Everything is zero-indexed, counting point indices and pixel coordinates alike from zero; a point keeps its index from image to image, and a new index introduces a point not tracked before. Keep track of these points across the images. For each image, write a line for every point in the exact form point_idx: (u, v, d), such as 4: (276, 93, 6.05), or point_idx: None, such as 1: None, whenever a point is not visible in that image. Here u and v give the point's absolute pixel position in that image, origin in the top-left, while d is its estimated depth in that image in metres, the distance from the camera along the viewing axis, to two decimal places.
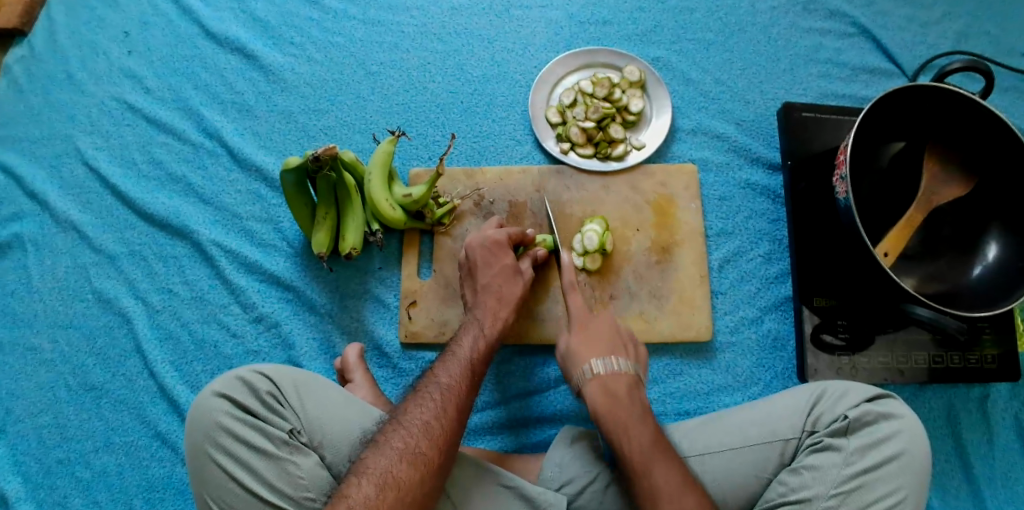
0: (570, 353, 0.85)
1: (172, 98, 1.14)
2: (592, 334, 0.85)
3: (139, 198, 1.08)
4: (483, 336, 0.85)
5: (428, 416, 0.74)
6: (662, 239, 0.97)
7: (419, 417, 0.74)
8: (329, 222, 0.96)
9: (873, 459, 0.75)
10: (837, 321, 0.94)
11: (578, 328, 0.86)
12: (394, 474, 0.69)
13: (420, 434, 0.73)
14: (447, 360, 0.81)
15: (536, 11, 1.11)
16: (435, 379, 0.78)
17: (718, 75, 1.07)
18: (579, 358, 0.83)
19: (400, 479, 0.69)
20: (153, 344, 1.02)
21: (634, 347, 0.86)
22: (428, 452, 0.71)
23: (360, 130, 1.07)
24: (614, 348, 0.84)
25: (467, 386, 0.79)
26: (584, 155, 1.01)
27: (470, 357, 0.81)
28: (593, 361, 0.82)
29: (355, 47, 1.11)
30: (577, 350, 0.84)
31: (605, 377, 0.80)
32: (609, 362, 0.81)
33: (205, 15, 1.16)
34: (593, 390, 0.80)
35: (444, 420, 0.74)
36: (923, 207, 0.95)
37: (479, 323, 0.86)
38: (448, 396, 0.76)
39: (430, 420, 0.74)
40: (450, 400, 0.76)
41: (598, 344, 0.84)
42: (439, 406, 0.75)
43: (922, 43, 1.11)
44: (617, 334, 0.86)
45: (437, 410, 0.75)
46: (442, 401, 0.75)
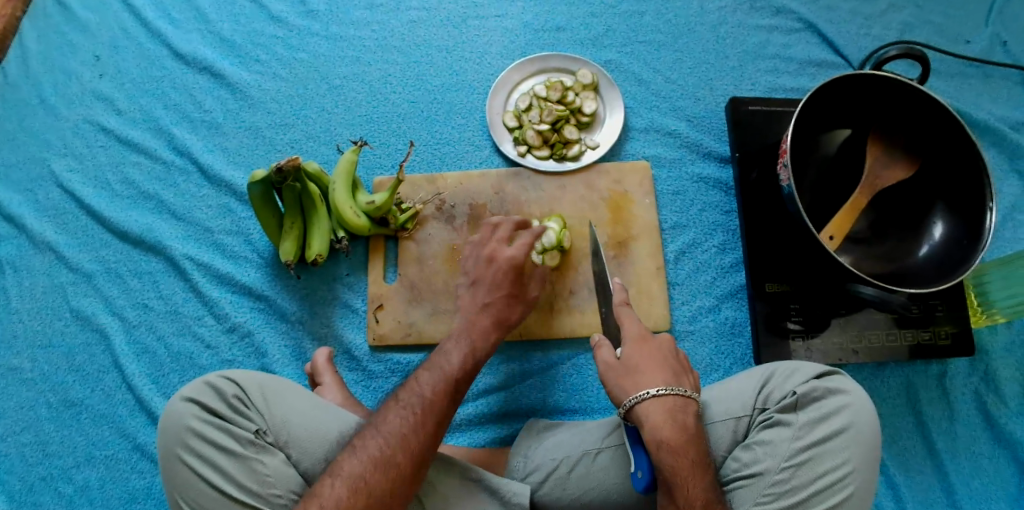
0: (628, 370, 0.80)
1: (143, 118, 1.18)
2: (651, 356, 0.81)
3: (113, 216, 1.12)
4: (472, 353, 0.84)
5: (405, 427, 0.75)
6: (619, 235, 1.00)
7: (397, 425, 0.75)
8: (296, 231, 0.99)
9: (821, 432, 0.78)
10: (790, 305, 0.96)
11: (636, 342, 0.82)
12: (366, 480, 0.71)
13: (397, 445, 0.74)
14: (431, 371, 0.82)
15: (492, 21, 1.14)
16: (418, 390, 0.79)
17: (669, 75, 1.11)
18: (640, 378, 0.79)
19: (370, 485, 0.71)
20: (131, 358, 1.06)
21: (690, 373, 0.83)
22: (400, 462, 0.73)
23: (325, 142, 1.11)
24: (676, 376, 0.80)
25: (449, 400, 0.79)
26: (540, 156, 1.04)
27: (456, 369, 0.82)
28: (657, 386, 0.78)
29: (318, 62, 1.15)
30: (637, 368, 0.80)
31: (672, 406, 0.77)
32: (674, 390, 0.77)
33: (173, 37, 1.20)
34: (659, 418, 0.76)
35: (422, 433, 0.75)
36: (866, 190, 0.98)
37: (470, 337, 0.86)
38: (428, 410, 0.77)
39: (407, 432, 0.75)
40: (430, 415, 0.77)
41: (655, 367, 0.80)
42: (418, 419, 0.76)
43: (868, 35, 1.15)
44: (674, 354, 0.83)
45: (416, 423, 0.76)
46: (423, 412, 0.77)
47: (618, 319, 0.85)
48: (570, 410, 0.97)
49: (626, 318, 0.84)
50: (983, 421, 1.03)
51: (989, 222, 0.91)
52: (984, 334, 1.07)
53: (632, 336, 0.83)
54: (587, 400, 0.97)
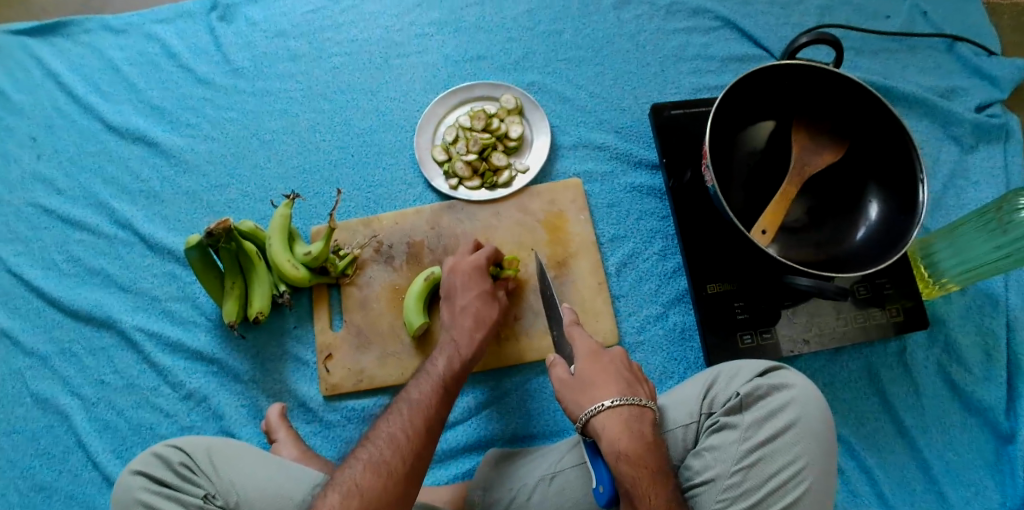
0: (582, 384, 0.74)
1: (83, 195, 1.18)
2: (605, 368, 0.75)
3: (61, 296, 1.12)
4: (458, 356, 0.85)
5: (400, 427, 0.74)
6: (558, 254, 1.01)
7: (386, 429, 0.74)
8: (237, 290, 1.00)
9: (768, 431, 0.76)
10: (734, 304, 0.95)
11: (587, 357, 0.76)
12: (358, 482, 0.68)
13: (386, 445, 0.72)
14: (419, 380, 0.82)
15: (413, 58, 1.16)
16: (405, 396, 0.79)
17: (592, 89, 1.12)
18: (594, 393, 0.73)
19: (364, 487, 0.68)
20: (94, 435, 1.05)
21: (648, 382, 0.77)
22: (391, 460, 0.71)
23: (261, 199, 1.11)
24: (631, 384, 0.74)
25: (438, 400, 0.79)
26: (472, 187, 1.05)
27: (444, 373, 0.82)
28: (611, 397, 0.72)
29: (248, 118, 1.16)
30: (590, 382, 0.74)
31: (629, 417, 0.71)
32: (629, 400, 0.72)
33: (105, 110, 1.21)
34: (615, 431, 0.70)
35: (411, 430, 0.74)
36: (795, 179, 0.95)
37: (454, 344, 0.87)
38: (416, 409, 0.77)
39: (396, 431, 0.74)
40: (418, 413, 0.76)
41: (609, 378, 0.74)
42: (408, 418, 0.75)
43: (786, 24, 1.16)
44: (629, 365, 0.77)
45: (406, 422, 0.75)
46: (412, 412, 0.76)
47: (569, 337, 0.79)
48: (528, 437, 0.96)
49: (578, 335, 0.78)
50: (950, 392, 1.01)
51: (922, 196, 0.89)
52: (939, 305, 1.04)
53: (583, 351, 0.77)
54: (545, 424, 0.97)
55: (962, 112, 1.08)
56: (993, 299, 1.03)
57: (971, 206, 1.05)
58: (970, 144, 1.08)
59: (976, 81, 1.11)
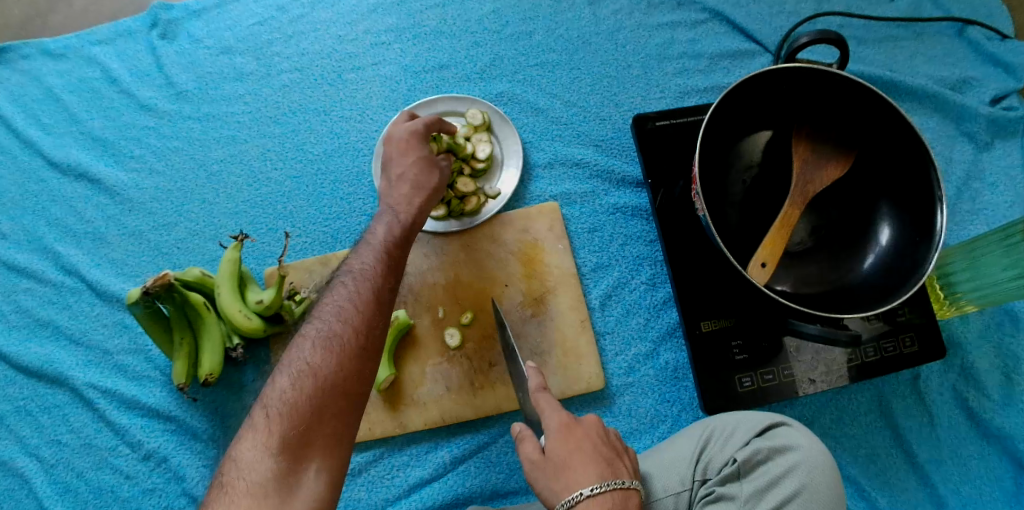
0: (555, 465, 0.64)
1: (27, 238, 1.10)
2: (580, 445, 0.65)
3: (9, 350, 1.04)
4: (362, 279, 0.72)
5: (296, 383, 0.65)
6: (534, 290, 0.91)
7: (281, 390, 0.65)
8: (186, 347, 0.91)
9: (769, 504, 0.68)
10: (730, 342, 0.85)
11: (560, 430, 0.66)
12: (260, 455, 0.61)
13: (282, 410, 0.64)
14: (318, 316, 0.70)
15: (369, 70, 1.05)
16: (303, 339, 0.68)
17: (567, 97, 1.01)
18: (572, 476, 0.62)
19: (262, 462, 0.61)
20: (54, 500, 0.99)
21: (628, 456, 0.67)
22: (290, 423, 0.63)
23: (210, 237, 1.02)
24: (610, 461, 0.64)
25: (331, 388, 0.65)
26: (436, 217, 0.92)
27: (337, 348, 0.67)
28: (591, 483, 0.61)
29: (195, 148, 1.06)
30: (565, 463, 0.64)
31: (612, 506, 0.60)
32: (610, 486, 0.61)
33: (45, 145, 1.12)
34: None
35: (307, 385, 0.65)
36: (800, 200, 0.83)
37: (360, 270, 0.73)
38: (314, 360, 0.66)
39: (293, 390, 0.64)
40: (317, 363, 0.66)
41: (586, 458, 0.64)
42: (303, 370, 0.66)
43: (782, 12, 1.03)
44: (606, 438, 0.67)
45: (302, 379, 0.65)
46: (309, 366, 0.66)
47: (537, 406, 0.69)
48: (510, 493, 0.88)
49: (547, 404, 0.68)
50: (968, 420, 0.91)
51: (939, 222, 0.78)
52: (955, 325, 0.93)
53: (554, 423, 0.66)
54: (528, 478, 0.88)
55: (976, 107, 0.96)
56: (1014, 315, 0.93)
57: (990, 212, 0.93)
58: (986, 141, 0.96)
59: (989, 69, 0.99)
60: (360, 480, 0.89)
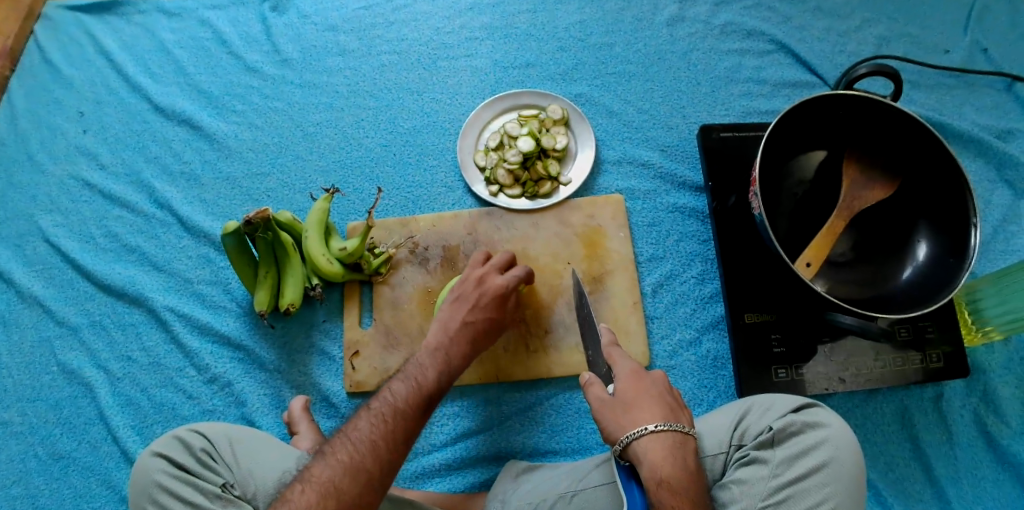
0: (623, 404, 0.74)
1: (125, 172, 1.19)
2: (650, 392, 0.74)
3: (96, 269, 1.13)
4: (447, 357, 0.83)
5: (379, 429, 0.73)
6: (594, 270, 0.99)
7: (367, 434, 0.72)
8: (270, 280, 1.00)
9: (799, 469, 0.74)
10: (771, 335, 0.93)
11: (628, 377, 0.76)
12: (335, 485, 0.68)
13: (366, 450, 0.71)
14: (402, 376, 0.79)
15: (462, 61, 1.16)
16: (388, 395, 0.77)
17: (640, 104, 1.11)
18: (637, 414, 0.72)
19: (341, 491, 0.68)
20: (115, 410, 1.06)
21: (687, 409, 0.76)
22: (370, 467, 0.70)
23: (300, 190, 1.12)
24: (674, 410, 0.74)
25: (363, 485, 0.69)
26: (512, 195, 1.04)
27: (378, 441, 0.72)
28: (656, 421, 0.71)
29: (293, 110, 1.17)
30: (633, 404, 0.73)
31: (673, 444, 0.70)
32: (673, 426, 0.71)
33: (153, 91, 1.23)
34: (656, 455, 0.69)
35: (390, 439, 0.72)
36: (845, 212, 0.93)
37: (448, 346, 0.84)
38: (397, 415, 0.74)
39: (377, 439, 0.72)
40: (399, 421, 0.74)
41: (654, 403, 0.73)
42: (385, 423, 0.73)
43: (843, 52, 1.14)
44: (670, 390, 0.76)
45: (386, 430, 0.73)
46: (395, 420, 0.74)
47: (609, 359, 0.79)
48: (549, 452, 0.95)
49: (619, 358, 0.78)
50: (984, 443, 0.97)
51: (972, 239, 0.86)
52: (981, 353, 1.00)
53: (625, 373, 0.76)
54: (568, 440, 0.95)
55: (1018, 155, 1.05)
56: None
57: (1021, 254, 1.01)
58: None
59: None
60: None
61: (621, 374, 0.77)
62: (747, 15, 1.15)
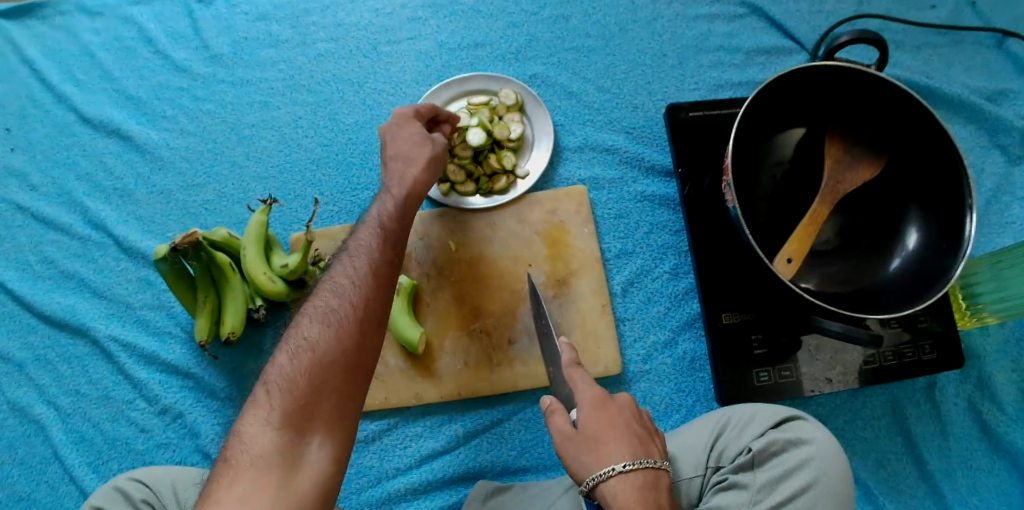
0: (588, 441, 0.67)
1: (57, 192, 1.11)
2: (614, 422, 0.68)
3: (34, 300, 1.06)
4: (389, 216, 0.74)
5: (331, 302, 0.65)
6: (557, 272, 0.92)
7: (317, 312, 0.65)
8: (210, 304, 0.93)
9: (781, 494, 0.68)
10: (750, 337, 0.85)
11: (591, 405, 0.69)
12: (291, 373, 0.61)
13: (320, 325, 0.64)
14: (349, 245, 0.71)
15: (405, 45, 1.06)
16: (336, 269, 0.68)
17: (600, 83, 1.01)
18: (603, 451, 0.66)
19: (297, 375, 0.61)
20: (69, 448, 1.01)
21: (658, 436, 0.70)
22: (325, 342, 0.63)
23: (239, 201, 1.03)
24: (641, 442, 0.68)
25: (343, 337, 0.63)
26: (466, 193, 0.94)
27: (342, 298, 0.65)
28: (624, 459, 0.65)
29: (227, 111, 1.07)
30: (596, 438, 0.67)
31: (641, 483, 0.64)
32: (642, 464, 0.65)
33: (79, 101, 1.13)
34: (626, 496, 0.63)
35: (346, 310, 0.64)
36: (829, 198, 0.83)
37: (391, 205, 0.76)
38: (350, 284, 0.66)
39: (330, 313, 0.64)
40: (351, 287, 0.66)
41: (620, 436, 0.67)
42: (339, 294, 0.66)
43: (820, 13, 1.02)
44: (639, 417, 0.70)
45: (340, 302, 0.65)
46: (347, 289, 0.66)
47: (569, 381, 0.73)
48: (520, 470, 0.89)
49: (580, 381, 0.71)
50: (980, 432, 0.90)
51: (969, 229, 0.77)
52: (974, 336, 0.92)
53: (586, 400, 0.69)
54: (538, 457, 0.89)
55: (1011, 120, 0.95)
56: None
57: (1020, 225, 0.93)
58: (1019, 154, 0.95)
59: None
60: (372, 448, 0.91)
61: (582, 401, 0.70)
62: None
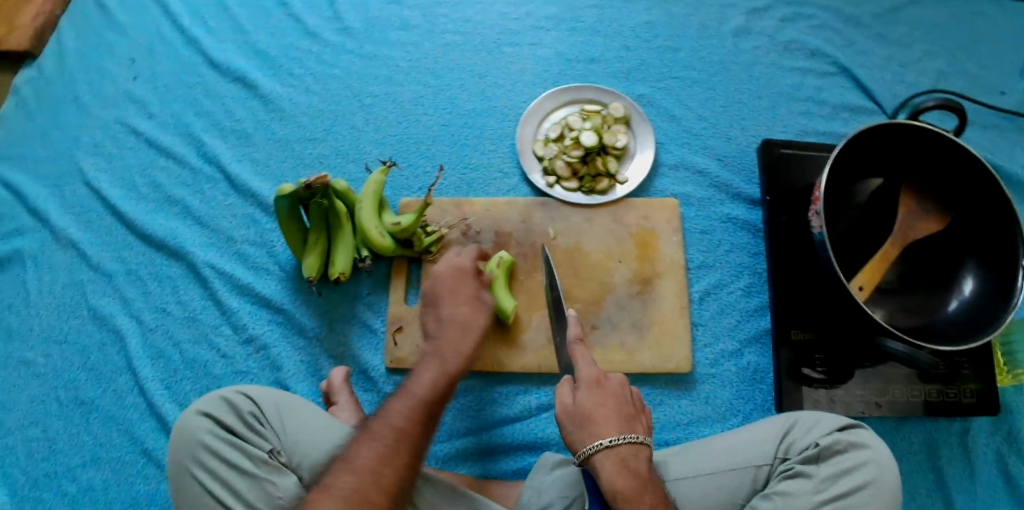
0: (581, 415, 0.77)
1: (173, 123, 1.18)
2: (605, 402, 0.78)
3: (136, 218, 1.11)
4: (461, 338, 0.87)
5: (405, 406, 0.75)
6: (644, 272, 1.00)
7: (402, 411, 0.75)
8: (320, 247, 1.00)
9: (842, 487, 0.75)
10: (814, 354, 0.94)
11: (588, 386, 0.79)
12: (383, 469, 0.68)
13: (398, 430, 0.72)
14: (432, 357, 0.84)
15: (526, 48, 1.15)
16: (415, 383, 0.79)
17: (701, 112, 1.11)
18: (595, 426, 0.75)
19: (383, 470, 0.68)
20: (145, 362, 1.04)
21: (643, 416, 0.80)
22: (406, 442, 0.72)
23: (353, 160, 1.11)
24: (629, 419, 0.77)
25: (412, 443, 0.72)
26: (568, 188, 1.04)
27: (424, 395, 0.77)
28: (611, 435, 0.75)
29: (352, 79, 1.16)
30: (591, 415, 0.77)
31: (625, 456, 0.74)
32: (626, 439, 0.74)
33: (209, 45, 1.21)
34: (610, 467, 0.73)
35: (418, 418, 0.75)
36: (897, 242, 0.94)
37: (443, 355, 0.84)
38: (428, 399, 0.77)
39: (408, 413, 0.75)
40: (425, 405, 0.76)
41: (609, 415, 0.77)
42: (417, 403, 0.76)
43: (902, 82, 1.14)
44: (630, 398, 0.80)
45: (421, 409, 0.76)
46: (425, 401, 0.77)
47: (574, 361, 0.83)
48: None
49: (583, 361, 0.81)
50: (1007, 483, 0.98)
51: (1021, 281, 0.86)
52: (1010, 394, 1.02)
53: (584, 380, 0.80)
54: None
55: None
56: None
57: None
58: None
59: None
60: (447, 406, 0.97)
61: (582, 382, 0.80)
62: (813, 35, 1.16)
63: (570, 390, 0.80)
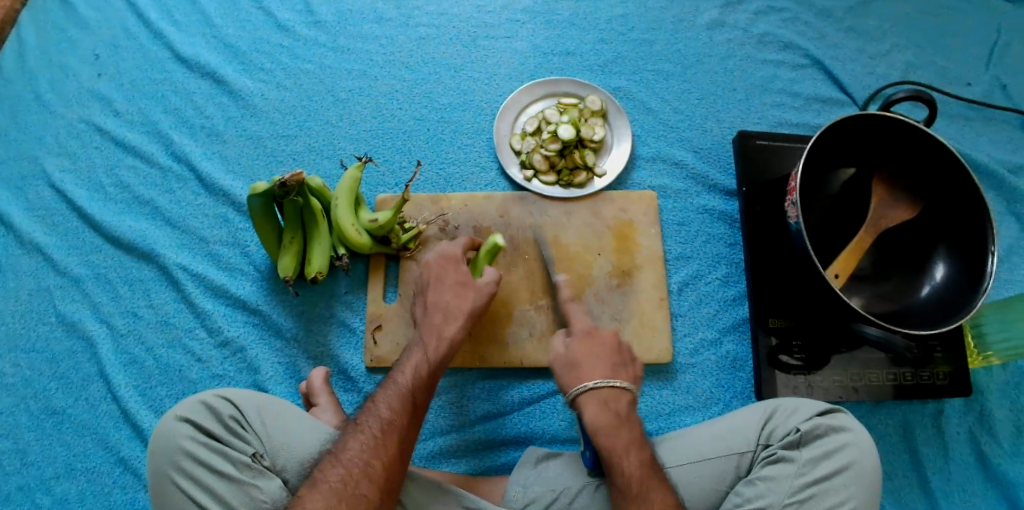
0: (571, 361, 0.82)
1: (141, 121, 1.15)
2: (596, 349, 0.83)
3: (104, 220, 1.08)
4: (427, 360, 0.83)
5: (387, 402, 0.78)
6: (623, 264, 1.00)
7: (385, 406, 0.78)
8: (296, 246, 0.98)
9: (824, 469, 0.76)
10: (792, 342, 0.95)
11: (581, 334, 0.84)
12: (364, 459, 0.73)
13: (381, 423, 0.76)
14: (413, 345, 0.85)
15: (502, 42, 1.15)
16: (395, 376, 0.82)
17: (676, 104, 1.12)
18: (583, 368, 0.81)
19: (367, 461, 0.73)
20: (117, 368, 1.01)
21: (633, 365, 0.84)
22: (389, 435, 0.75)
23: (328, 156, 1.10)
24: (616, 368, 0.82)
25: (399, 436, 0.76)
26: (546, 182, 1.04)
27: (408, 384, 0.80)
28: (597, 378, 0.80)
29: (325, 74, 1.14)
30: (578, 361, 0.82)
31: (606, 397, 0.79)
32: (610, 382, 0.79)
33: (176, 40, 1.18)
34: (593, 407, 0.78)
35: (401, 411, 0.77)
36: (870, 229, 0.96)
37: (424, 344, 0.85)
38: (406, 390, 0.79)
39: (391, 408, 0.78)
40: (407, 395, 0.79)
41: (598, 358, 0.82)
42: (397, 397, 0.79)
43: (872, 73, 1.16)
44: (618, 348, 0.84)
45: (403, 401, 0.78)
46: (406, 392, 0.79)
47: (566, 312, 0.89)
48: (567, 440, 0.94)
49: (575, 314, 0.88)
50: (978, 462, 1.00)
51: (990, 267, 0.88)
52: (980, 376, 1.04)
53: (578, 329, 0.85)
54: None
55: None
56: None
57: None
58: None
59: None
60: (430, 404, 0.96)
61: (577, 329, 0.86)
62: (785, 27, 1.17)
63: (564, 338, 0.85)
